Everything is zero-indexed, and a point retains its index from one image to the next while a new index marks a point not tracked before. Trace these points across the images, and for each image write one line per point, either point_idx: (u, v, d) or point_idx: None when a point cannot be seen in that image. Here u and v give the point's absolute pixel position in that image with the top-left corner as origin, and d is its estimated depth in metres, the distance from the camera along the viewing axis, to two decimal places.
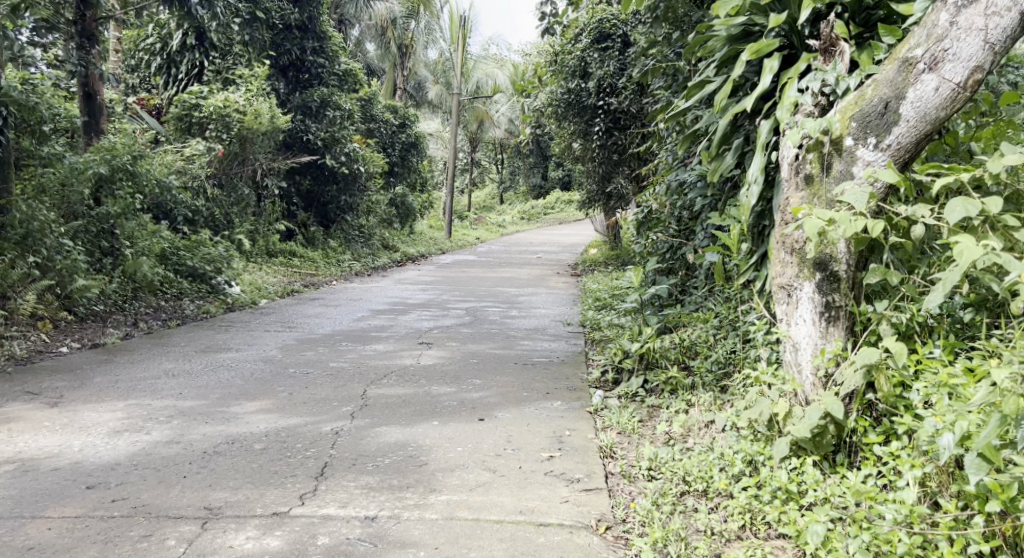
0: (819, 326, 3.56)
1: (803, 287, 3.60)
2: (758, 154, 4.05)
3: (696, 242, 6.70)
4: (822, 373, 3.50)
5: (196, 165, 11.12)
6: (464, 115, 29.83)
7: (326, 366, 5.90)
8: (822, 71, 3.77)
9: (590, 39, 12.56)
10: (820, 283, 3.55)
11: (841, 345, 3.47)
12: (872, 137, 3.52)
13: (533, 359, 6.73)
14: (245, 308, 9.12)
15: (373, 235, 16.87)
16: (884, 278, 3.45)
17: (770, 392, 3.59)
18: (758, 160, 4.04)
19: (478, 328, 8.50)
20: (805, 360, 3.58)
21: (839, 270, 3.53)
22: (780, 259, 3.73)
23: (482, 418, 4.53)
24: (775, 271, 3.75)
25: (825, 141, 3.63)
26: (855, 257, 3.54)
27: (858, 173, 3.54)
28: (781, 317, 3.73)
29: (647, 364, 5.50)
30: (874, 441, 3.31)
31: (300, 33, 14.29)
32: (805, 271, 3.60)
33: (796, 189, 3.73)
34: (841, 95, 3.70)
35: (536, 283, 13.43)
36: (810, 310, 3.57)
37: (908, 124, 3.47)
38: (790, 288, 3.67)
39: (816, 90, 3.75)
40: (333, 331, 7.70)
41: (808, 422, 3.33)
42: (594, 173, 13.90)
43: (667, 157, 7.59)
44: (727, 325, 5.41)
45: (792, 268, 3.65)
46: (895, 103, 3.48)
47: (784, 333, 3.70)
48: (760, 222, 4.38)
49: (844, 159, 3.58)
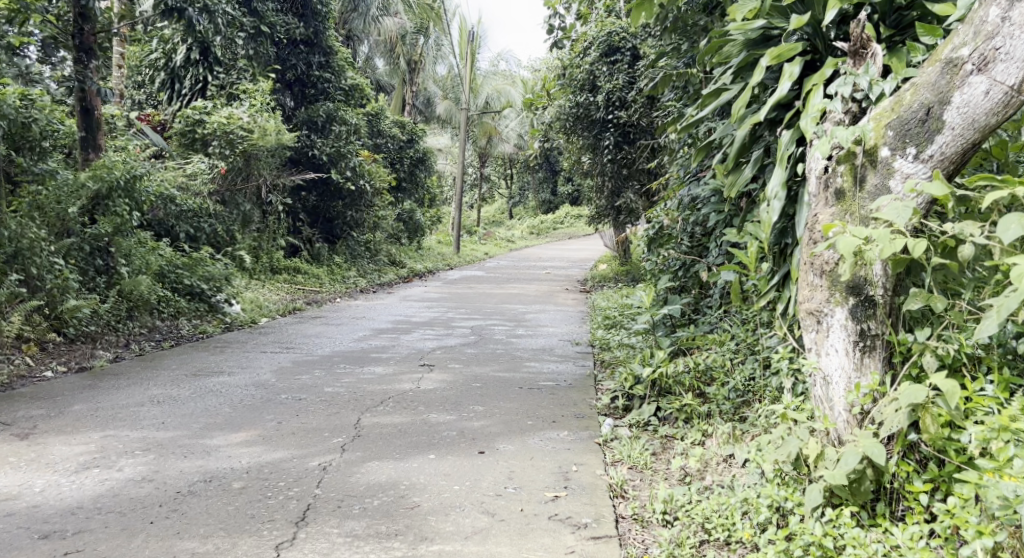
0: (853, 356, 3.28)
1: (834, 313, 3.31)
2: (779, 167, 3.75)
3: (710, 260, 6.42)
4: (855, 410, 3.22)
5: (199, 182, 10.85)
6: (473, 131, 29.63)
7: (320, 391, 5.60)
8: (853, 75, 3.49)
9: (599, 52, 12.31)
10: (852, 309, 3.27)
11: (878, 379, 3.19)
12: (912, 148, 3.23)
13: (539, 382, 6.43)
14: (243, 327, 8.83)
15: (380, 251, 16.62)
16: (928, 304, 3.11)
17: (799, 430, 3.26)
18: (781, 173, 3.74)
19: (483, 348, 8.19)
20: (837, 396, 3.30)
21: (875, 295, 3.25)
22: (808, 283, 3.44)
23: (482, 451, 4.24)
24: (803, 295, 3.45)
25: (858, 151, 3.34)
26: (893, 280, 3.25)
27: (897, 186, 3.26)
28: (810, 346, 3.44)
29: (660, 390, 5.21)
30: (920, 490, 3.06)
31: (307, 48, 14.12)
32: (837, 295, 3.31)
33: (825, 206, 3.44)
34: (875, 100, 3.41)
35: (544, 300, 13.12)
36: (841, 340, 3.29)
37: (954, 131, 3.17)
38: (819, 315, 3.38)
39: (847, 95, 3.46)
40: (332, 352, 7.40)
41: (844, 467, 3.01)
42: (603, 189, 13.59)
43: (679, 172, 7.31)
44: (745, 349, 5.13)
45: (822, 293, 3.36)
46: (938, 108, 3.18)
47: (812, 363, 3.41)
48: (782, 240, 4.06)
49: (879, 172, 3.30)
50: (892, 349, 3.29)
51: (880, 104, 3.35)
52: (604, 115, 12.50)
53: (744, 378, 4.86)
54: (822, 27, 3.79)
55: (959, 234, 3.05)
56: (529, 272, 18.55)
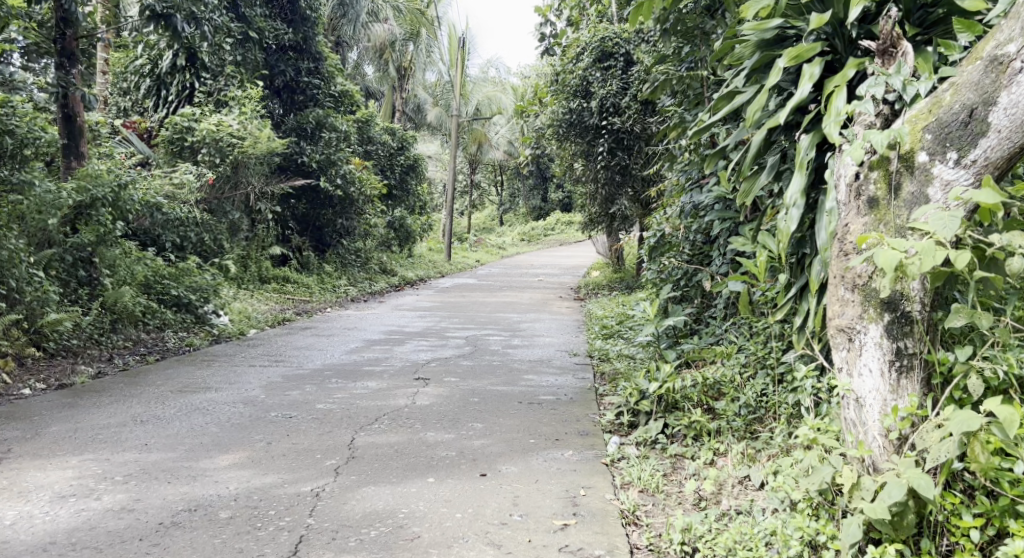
0: (889, 378, 3.17)
1: (868, 330, 3.21)
2: (799, 174, 3.54)
3: (714, 269, 6.23)
4: (891, 434, 3.13)
5: (186, 191, 10.56)
6: (463, 138, 29.43)
7: (313, 408, 5.37)
8: (885, 74, 3.38)
9: (593, 58, 12.12)
10: (888, 326, 3.17)
11: (917, 401, 3.09)
12: (952, 152, 3.11)
13: (539, 396, 6.22)
14: (231, 339, 8.57)
15: (370, 259, 16.37)
16: (972, 321, 3.04)
17: (832, 457, 3.16)
18: (801, 180, 3.53)
19: (479, 360, 7.96)
20: (871, 420, 3.19)
21: (912, 310, 3.15)
22: (838, 297, 3.34)
23: (484, 473, 4.03)
24: (833, 311, 3.35)
25: (893, 157, 3.23)
26: (931, 295, 3.16)
27: (935, 195, 3.15)
28: (840, 365, 3.35)
29: (666, 405, 5.00)
30: (970, 524, 2.97)
31: (295, 54, 13.91)
32: (871, 311, 3.22)
33: (857, 214, 3.30)
34: (910, 101, 3.29)
35: (538, 308, 12.89)
36: (877, 360, 3.19)
37: (1000, 134, 3.04)
38: (851, 332, 3.27)
39: (880, 96, 3.36)
40: (323, 365, 7.16)
41: (888, 500, 2.90)
42: (596, 195, 13.33)
43: (679, 178, 7.11)
44: (755, 363, 4.96)
45: (854, 308, 3.26)
46: (982, 110, 3.05)
47: (845, 384, 3.30)
48: (800, 250, 3.87)
49: (917, 180, 3.18)
50: (930, 369, 3.19)
51: (916, 105, 3.23)
52: (598, 121, 12.30)
53: (755, 393, 4.68)
54: (843, 26, 3.60)
55: (1009, 247, 3.00)
56: (520, 279, 18.33)
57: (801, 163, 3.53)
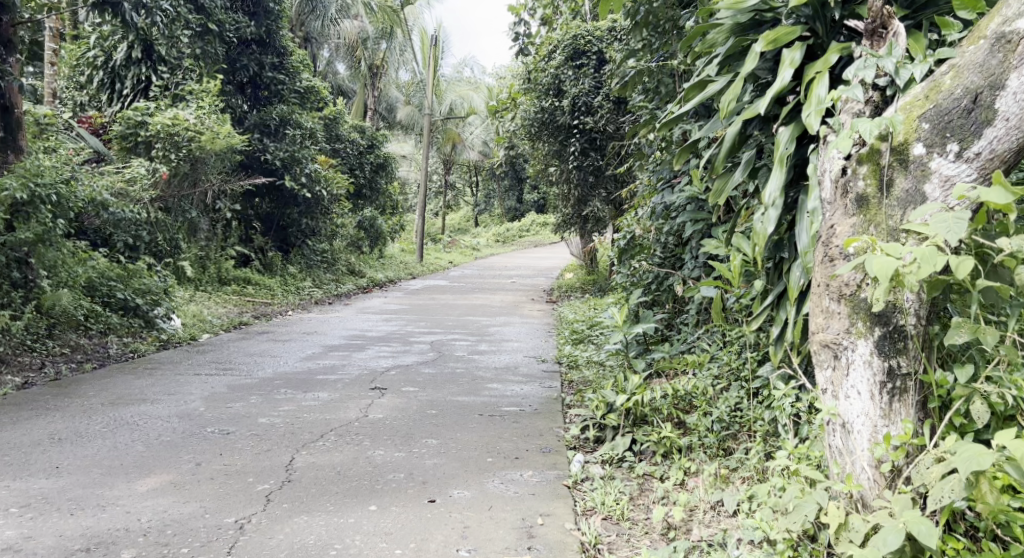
0: (880, 402, 2.92)
1: (856, 347, 2.96)
2: (779, 170, 3.21)
3: (686, 273, 5.91)
4: (882, 465, 2.88)
5: (138, 188, 10.10)
6: (436, 137, 29.02)
7: (254, 424, 4.98)
8: (874, 56, 3.08)
9: (565, 56, 11.85)
10: (878, 342, 2.92)
11: (911, 428, 2.84)
12: (953, 144, 2.84)
13: (502, 406, 5.87)
14: (181, 345, 8.14)
15: (337, 260, 15.95)
16: (975, 337, 2.79)
17: (818, 494, 2.91)
18: (779, 177, 3.20)
19: (441, 367, 7.58)
20: (860, 449, 2.95)
21: (907, 325, 2.89)
22: (823, 309, 3.07)
23: (432, 499, 3.68)
24: (817, 324, 3.09)
25: (884, 148, 2.94)
26: (928, 307, 2.90)
27: (933, 192, 2.88)
28: (825, 385, 3.09)
29: (635, 419, 4.68)
30: None
31: (258, 49, 13.46)
32: (859, 325, 2.95)
33: (845, 214, 3.03)
34: (904, 86, 3.02)
35: (509, 311, 12.54)
36: (866, 382, 2.94)
37: (1007, 124, 2.78)
38: (838, 349, 3.01)
39: (869, 80, 3.05)
40: (273, 374, 6.76)
41: (883, 548, 2.64)
42: (569, 196, 12.96)
43: (650, 178, 6.80)
44: (729, 375, 4.67)
45: (840, 322, 2.99)
46: (988, 95, 2.79)
47: (831, 408, 3.05)
48: (777, 254, 3.55)
49: (912, 176, 2.90)
50: (925, 392, 2.94)
51: (911, 91, 2.97)
52: (570, 120, 11.97)
53: (728, 406, 4.38)
54: (825, 9, 3.27)
55: (1019, 252, 2.71)
56: (492, 281, 18.00)
57: (778, 158, 3.20)
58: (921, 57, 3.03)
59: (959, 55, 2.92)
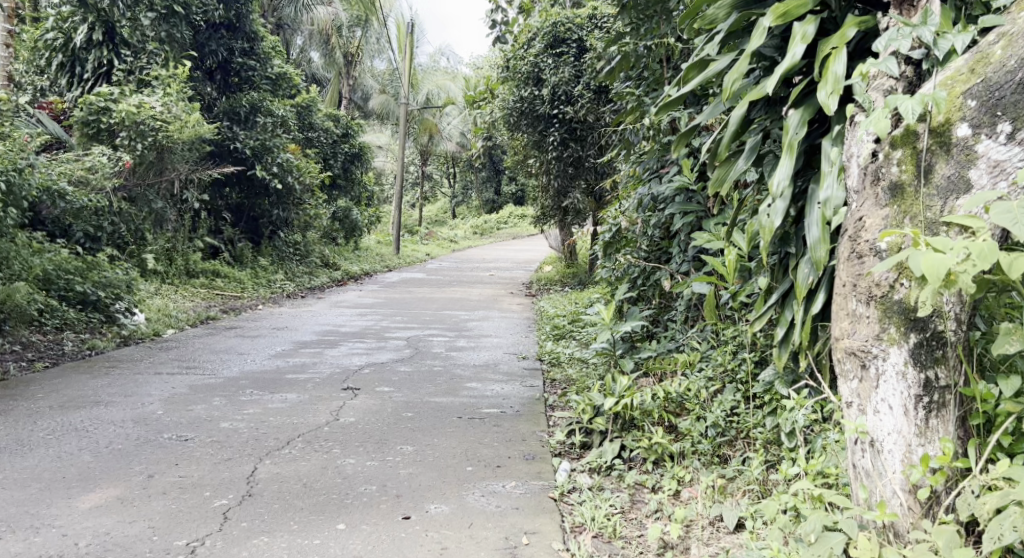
0: (916, 419, 2.74)
1: (888, 356, 2.77)
2: (788, 157, 2.91)
3: (674, 268, 5.64)
4: (918, 490, 2.72)
5: (100, 177, 9.69)
6: (412, 128, 28.62)
7: (215, 429, 4.65)
8: (909, 25, 2.81)
9: (544, 43, 11.57)
10: (913, 351, 2.72)
11: (951, 450, 2.67)
12: (1003, 124, 2.60)
13: (482, 407, 5.57)
14: (143, 341, 7.80)
15: (310, 252, 15.58)
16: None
17: (847, 523, 2.75)
18: (789, 165, 2.91)
19: (418, 365, 7.26)
20: (892, 470, 2.78)
21: (946, 332, 2.69)
22: (850, 313, 2.88)
23: (407, 515, 3.38)
24: (843, 329, 2.90)
25: (921, 131, 2.71)
26: (969, 310, 2.70)
27: (978, 177, 2.63)
28: (850, 398, 2.92)
29: (623, 423, 4.40)
30: None
31: (228, 33, 13.03)
32: (892, 331, 2.76)
33: (875, 206, 2.80)
34: (944, 59, 2.78)
35: (487, 305, 12.24)
36: (899, 397, 2.75)
37: None
38: (866, 358, 2.83)
39: (904, 51, 2.77)
40: (239, 374, 6.44)
41: None
42: (549, 188, 12.66)
43: (635, 169, 6.52)
44: (723, 376, 4.41)
45: (870, 327, 2.80)
46: None
47: (859, 423, 2.87)
48: (783, 249, 3.28)
49: (955, 161, 2.67)
50: (967, 408, 2.77)
51: (952, 64, 2.73)
52: (549, 110, 11.67)
53: (723, 410, 4.11)
54: None
55: None
56: (470, 274, 17.69)
57: (788, 144, 2.90)
58: (960, 26, 2.80)
59: (1009, 22, 2.69)
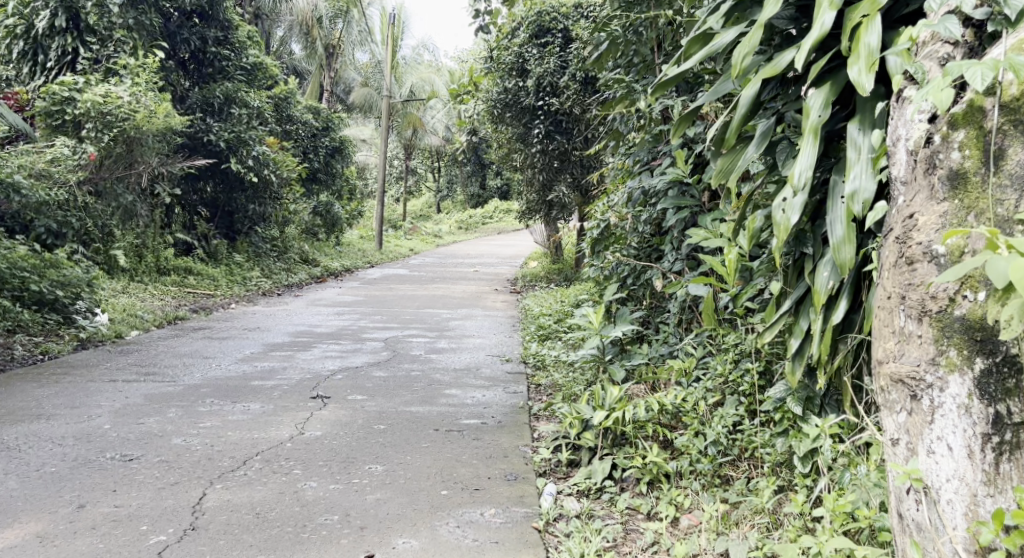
0: (982, 463, 2.40)
1: (948, 387, 2.45)
2: (811, 146, 2.54)
3: (666, 267, 5.24)
4: (986, 552, 2.39)
5: (63, 170, 9.18)
6: (396, 121, 28.17)
7: (165, 446, 4.22)
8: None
9: (528, 33, 11.19)
10: (978, 380, 2.39)
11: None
12: None
13: (462, 417, 5.17)
14: (102, 344, 7.40)
15: (289, 248, 15.13)
16: None
17: None
18: (814, 153, 2.53)
19: (394, 369, 6.83)
20: (954, 523, 2.45)
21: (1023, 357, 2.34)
22: (900, 333, 2.58)
23: (369, 554, 3.05)
24: (892, 353, 2.60)
25: (990, 106, 2.38)
26: None
27: None
28: (900, 434, 2.61)
29: (613, 439, 4.02)
30: None
31: (200, 22, 12.53)
32: (952, 356, 2.44)
33: (932, 204, 2.48)
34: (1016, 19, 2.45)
35: (470, 303, 11.84)
36: (962, 436, 2.43)
37: None
38: (918, 387, 2.52)
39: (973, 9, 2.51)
40: (201, 381, 6.03)
41: None
42: (534, 182, 12.21)
43: (624, 161, 6.14)
44: (724, 386, 4.02)
45: (924, 350, 2.50)
46: None
47: (912, 467, 2.55)
48: (800, 250, 2.94)
49: None
50: None
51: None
52: (534, 102, 11.28)
53: (724, 426, 3.72)
54: None
55: None
56: (454, 269, 17.30)
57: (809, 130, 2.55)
58: None
59: None
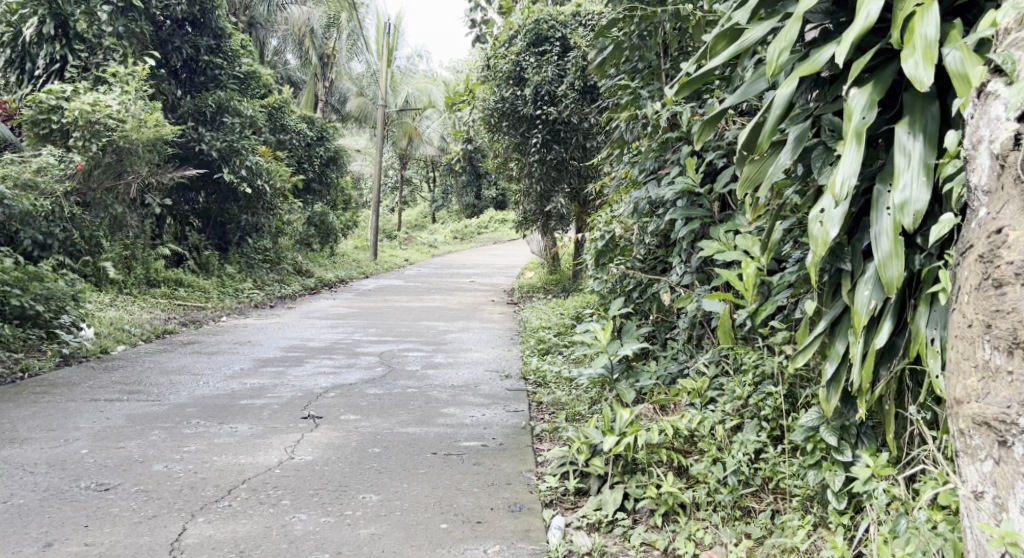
0: None
1: None
2: (855, 148, 2.53)
3: (674, 280, 4.96)
4: None
5: (49, 180, 8.86)
6: (391, 131, 27.94)
7: (145, 473, 3.94)
8: None
9: (526, 41, 10.99)
10: None
11: None
12: None
13: (462, 439, 4.90)
14: (86, 361, 7.15)
15: (282, 259, 14.86)
16: None
17: None
18: (858, 157, 2.52)
19: (390, 386, 6.56)
20: None
21: None
22: (983, 371, 2.41)
23: None
24: (976, 394, 2.42)
25: None
26: None
27: None
28: (985, 490, 2.41)
29: (624, 467, 3.77)
30: None
31: (192, 30, 12.30)
32: None
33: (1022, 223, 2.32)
34: None
35: (467, 315, 11.56)
36: None
37: None
38: (1007, 432, 2.34)
39: None
40: (188, 399, 5.77)
41: None
42: (531, 192, 11.91)
43: (628, 170, 5.89)
44: (743, 411, 3.75)
45: (1014, 388, 2.33)
46: None
47: (1005, 529, 2.33)
48: (840, 266, 2.85)
49: None
50: None
51: None
52: (532, 111, 11.01)
53: (746, 453, 3.47)
54: None
55: None
56: (450, 280, 17.03)
57: (852, 132, 2.55)
58: None
59: None
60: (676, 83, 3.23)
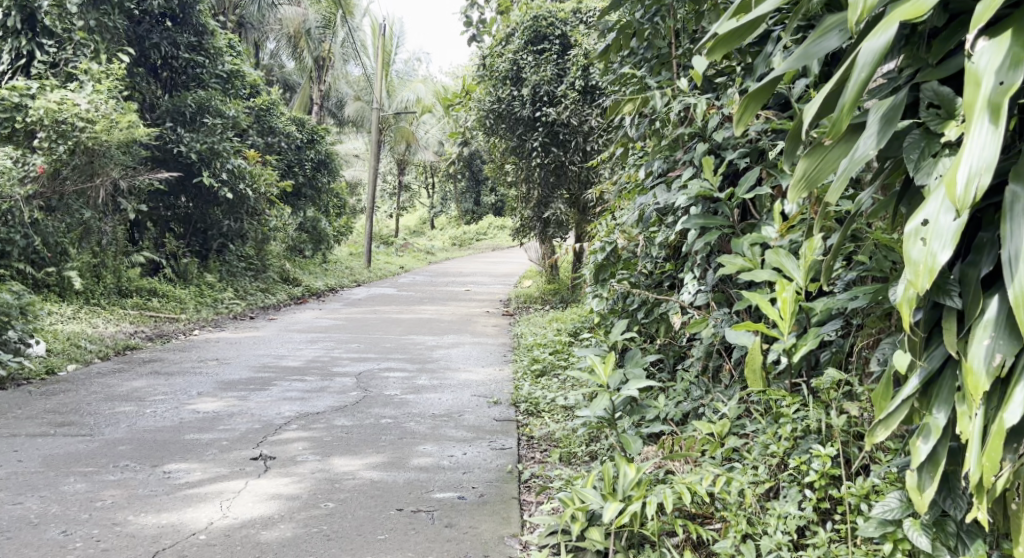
0: None
1: None
2: (990, 128, 1.97)
3: (684, 300, 4.19)
4: None
5: (8, 184, 7.94)
6: (388, 136, 27.16)
7: (32, 543, 3.23)
8: None
9: (524, 39, 10.27)
10: None
11: None
12: None
13: (435, 487, 4.13)
14: (27, 386, 6.43)
15: (267, 266, 14.10)
16: None
17: None
18: (996, 139, 1.95)
19: (362, 416, 5.79)
20: None
21: None
22: None
23: None
24: None
25: None
26: None
27: None
28: None
29: (629, 541, 3.03)
30: None
31: (172, 26, 11.53)
32: None
33: None
34: None
35: (459, 328, 10.77)
36: None
37: None
38: None
39: None
40: (126, 433, 5.03)
41: None
42: (529, 197, 11.12)
43: (633, 172, 5.09)
44: (779, 472, 3.00)
45: None
46: None
47: None
48: (948, 299, 2.21)
49: None
50: None
51: None
52: (530, 113, 10.26)
53: (786, 533, 2.76)
54: None
55: None
56: (446, 288, 16.25)
57: (982, 104, 1.99)
58: None
59: None
60: (708, 43, 2.67)
